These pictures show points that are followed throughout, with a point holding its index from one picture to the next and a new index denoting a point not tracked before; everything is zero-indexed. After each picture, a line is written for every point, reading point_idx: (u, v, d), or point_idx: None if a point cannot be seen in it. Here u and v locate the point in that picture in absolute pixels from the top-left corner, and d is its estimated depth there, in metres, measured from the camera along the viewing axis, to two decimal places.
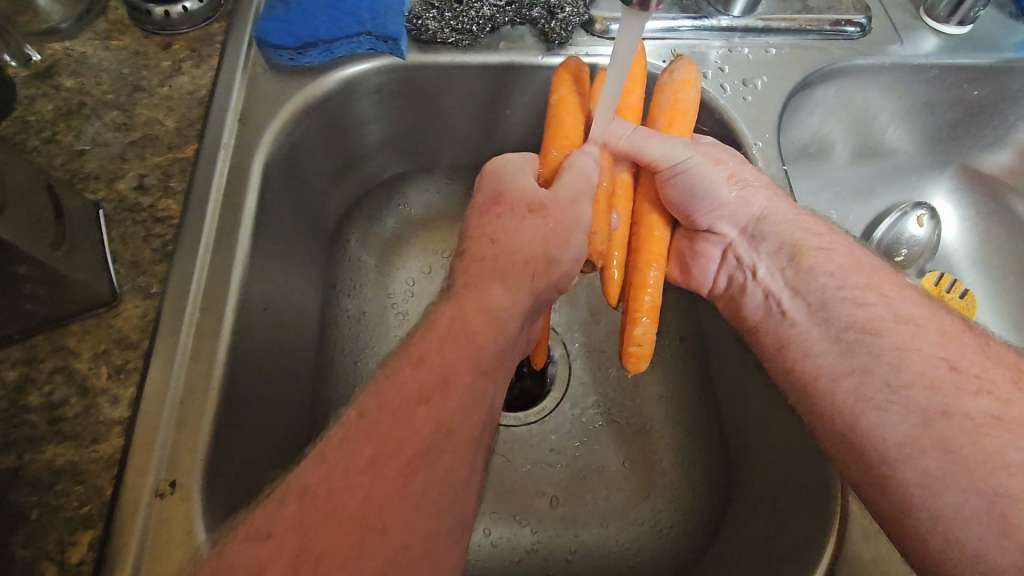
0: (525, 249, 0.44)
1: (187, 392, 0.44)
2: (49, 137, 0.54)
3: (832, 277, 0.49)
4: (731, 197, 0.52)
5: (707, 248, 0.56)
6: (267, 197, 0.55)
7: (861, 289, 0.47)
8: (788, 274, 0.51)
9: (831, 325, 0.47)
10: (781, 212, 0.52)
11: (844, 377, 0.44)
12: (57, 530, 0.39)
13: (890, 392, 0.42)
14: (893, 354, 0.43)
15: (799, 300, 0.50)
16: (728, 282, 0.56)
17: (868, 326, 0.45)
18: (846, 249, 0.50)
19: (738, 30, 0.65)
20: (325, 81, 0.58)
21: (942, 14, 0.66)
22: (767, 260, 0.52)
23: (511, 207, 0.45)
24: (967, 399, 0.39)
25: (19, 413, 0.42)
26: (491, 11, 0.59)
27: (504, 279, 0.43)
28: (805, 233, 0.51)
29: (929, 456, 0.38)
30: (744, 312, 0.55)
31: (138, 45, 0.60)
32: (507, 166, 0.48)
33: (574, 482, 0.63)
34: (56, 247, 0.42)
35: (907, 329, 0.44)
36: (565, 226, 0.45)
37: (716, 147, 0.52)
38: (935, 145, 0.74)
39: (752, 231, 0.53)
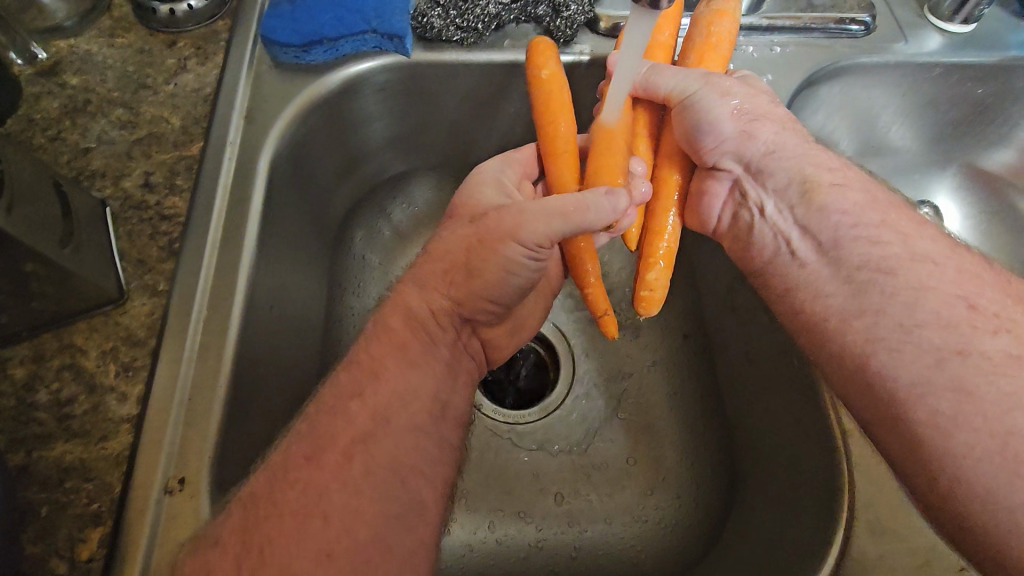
0: (449, 253, 0.46)
1: (194, 390, 0.44)
2: (54, 134, 0.53)
3: (845, 215, 0.47)
4: (738, 130, 0.50)
5: (713, 185, 0.54)
6: (273, 195, 0.54)
7: (877, 226, 0.45)
8: (797, 211, 0.49)
9: (841, 266, 0.46)
10: (789, 146, 0.50)
11: (854, 318, 0.43)
12: (66, 528, 0.39)
13: (897, 335, 0.41)
14: (907, 293, 0.42)
15: (808, 238, 0.48)
16: (733, 219, 0.54)
17: (883, 264, 0.44)
18: (859, 186, 0.48)
19: (742, 28, 0.65)
20: (329, 79, 0.58)
21: (946, 12, 0.66)
22: (774, 197, 0.51)
23: (460, 217, 0.49)
24: (984, 337, 0.38)
25: (26, 412, 0.42)
26: (497, 8, 0.58)
27: (422, 285, 0.46)
28: (816, 169, 0.49)
29: (941, 397, 0.37)
30: (751, 251, 0.53)
31: (142, 42, 0.60)
32: (481, 178, 0.53)
33: (579, 480, 0.63)
34: (64, 244, 0.42)
35: (925, 267, 0.43)
36: (491, 234, 0.44)
37: (728, 78, 0.51)
38: (937, 146, 0.74)
39: (759, 165, 0.51)
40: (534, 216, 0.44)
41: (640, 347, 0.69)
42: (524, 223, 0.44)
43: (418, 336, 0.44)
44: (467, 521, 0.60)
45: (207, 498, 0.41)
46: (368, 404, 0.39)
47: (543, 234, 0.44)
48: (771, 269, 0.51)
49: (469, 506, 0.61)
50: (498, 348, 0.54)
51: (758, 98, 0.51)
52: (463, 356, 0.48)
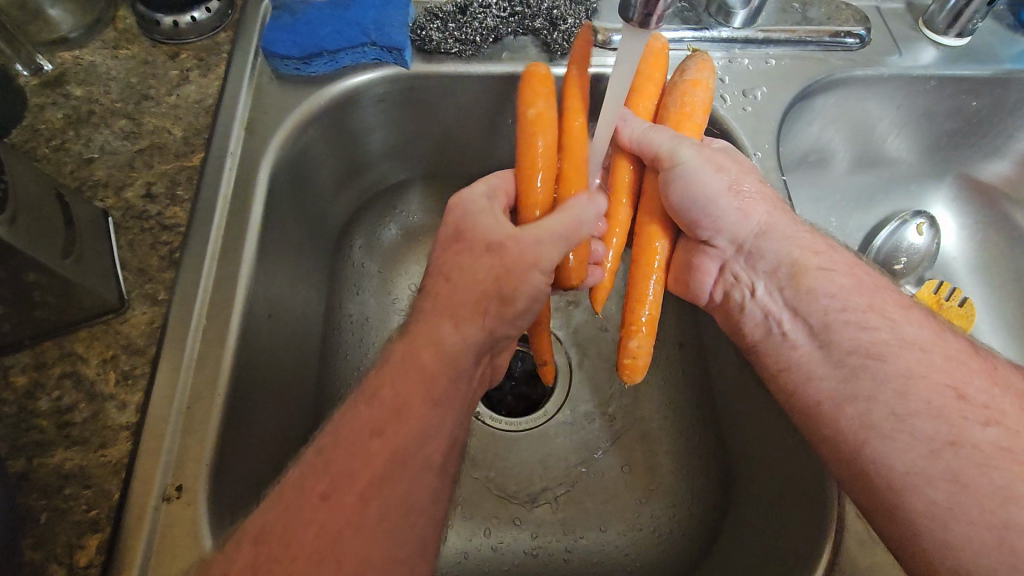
0: (478, 284, 0.44)
1: (192, 398, 0.45)
2: (58, 145, 0.54)
3: (833, 299, 0.48)
4: (731, 208, 0.51)
5: (704, 262, 0.56)
6: (273, 206, 0.55)
7: (865, 311, 0.46)
8: (787, 295, 0.50)
9: (832, 350, 0.46)
10: (781, 227, 0.51)
11: (847, 403, 0.44)
12: (65, 534, 0.39)
13: (889, 428, 0.41)
14: (898, 379, 0.42)
15: (799, 320, 0.49)
16: (724, 298, 0.55)
17: (872, 350, 0.44)
18: (846, 268, 0.49)
19: (738, 41, 0.66)
20: (329, 90, 0.59)
21: (940, 25, 0.66)
22: (764, 279, 0.52)
23: (471, 244, 0.45)
24: (976, 427, 0.39)
25: (27, 418, 0.43)
26: (495, 21, 0.60)
27: (456, 318, 0.43)
28: (805, 253, 0.50)
29: (938, 487, 0.38)
30: (741, 330, 0.54)
31: (146, 53, 0.61)
32: (474, 203, 0.48)
33: (574, 489, 0.63)
34: (66, 256, 0.43)
35: (914, 353, 0.43)
36: (520, 266, 0.44)
37: (722, 152, 0.52)
38: (933, 156, 0.74)
39: (750, 247, 0.52)
40: (555, 250, 0.45)
41: None
42: (549, 254, 0.45)
43: (448, 370, 0.42)
44: (463, 528, 0.61)
45: (204, 507, 0.42)
46: (389, 442, 0.38)
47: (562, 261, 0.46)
48: (761, 350, 0.52)
49: (464, 513, 0.61)
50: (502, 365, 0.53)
51: (750, 177, 0.52)
52: (479, 378, 0.47)
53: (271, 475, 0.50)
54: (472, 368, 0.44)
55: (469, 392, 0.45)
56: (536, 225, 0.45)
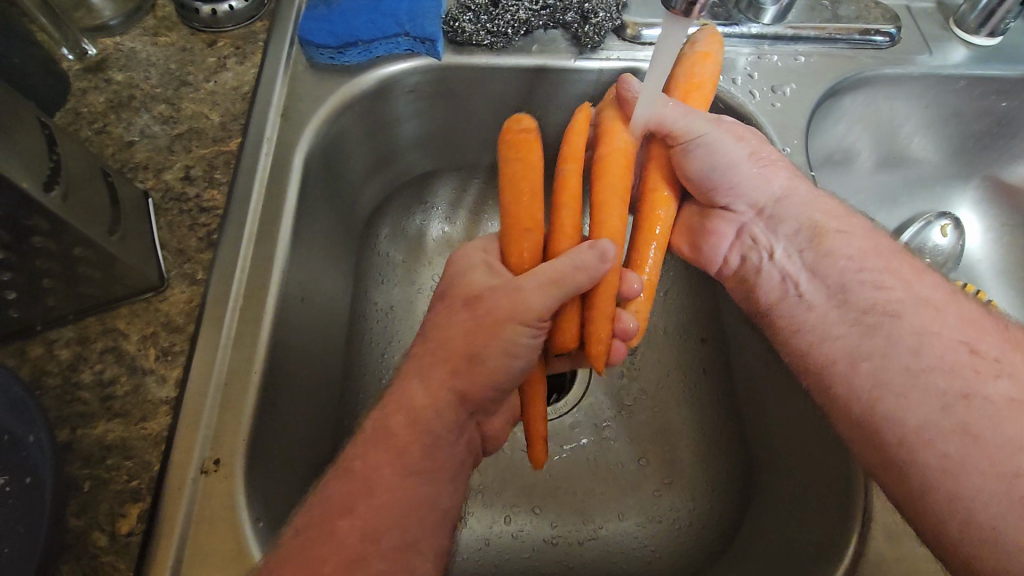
0: (450, 339, 0.44)
1: (229, 374, 0.46)
2: (100, 128, 0.56)
3: (851, 260, 0.48)
4: (752, 174, 0.52)
5: (720, 226, 0.56)
6: (306, 193, 0.56)
7: (881, 271, 0.47)
8: (806, 257, 0.51)
9: (849, 307, 0.47)
10: (800, 192, 0.52)
11: (862, 360, 0.44)
12: (107, 503, 0.41)
13: (903, 386, 0.41)
14: (912, 337, 0.42)
15: (817, 282, 0.49)
16: (741, 261, 0.56)
17: (888, 308, 0.45)
18: (864, 233, 0.50)
19: (767, 37, 0.66)
20: (363, 80, 0.60)
21: (972, 25, 0.66)
22: (784, 242, 0.52)
23: (452, 299, 0.47)
24: (986, 380, 0.39)
25: (71, 390, 0.44)
26: (527, 14, 0.60)
27: (425, 377, 0.44)
28: (825, 216, 0.51)
29: (949, 440, 0.37)
30: (757, 294, 0.54)
31: (185, 41, 0.62)
32: (465, 261, 0.50)
33: (594, 479, 0.63)
34: (110, 232, 0.44)
35: (928, 312, 0.43)
36: (493, 318, 0.43)
37: (738, 125, 0.53)
38: (960, 156, 0.74)
39: (770, 212, 0.53)
40: (537, 296, 0.44)
41: (650, 351, 0.70)
42: (526, 301, 0.44)
43: (421, 439, 0.42)
44: (483, 516, 0.61)
45: (240, 482, 0.43)
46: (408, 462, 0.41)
47: (545, 309, 0.44)
48: (775, 313, 0.52)
49: (485, 501, 0.62)
50: (492, 431, 0.51)
51: (766, 146, 0.54)
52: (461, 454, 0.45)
53: (300, 454, 0.51)
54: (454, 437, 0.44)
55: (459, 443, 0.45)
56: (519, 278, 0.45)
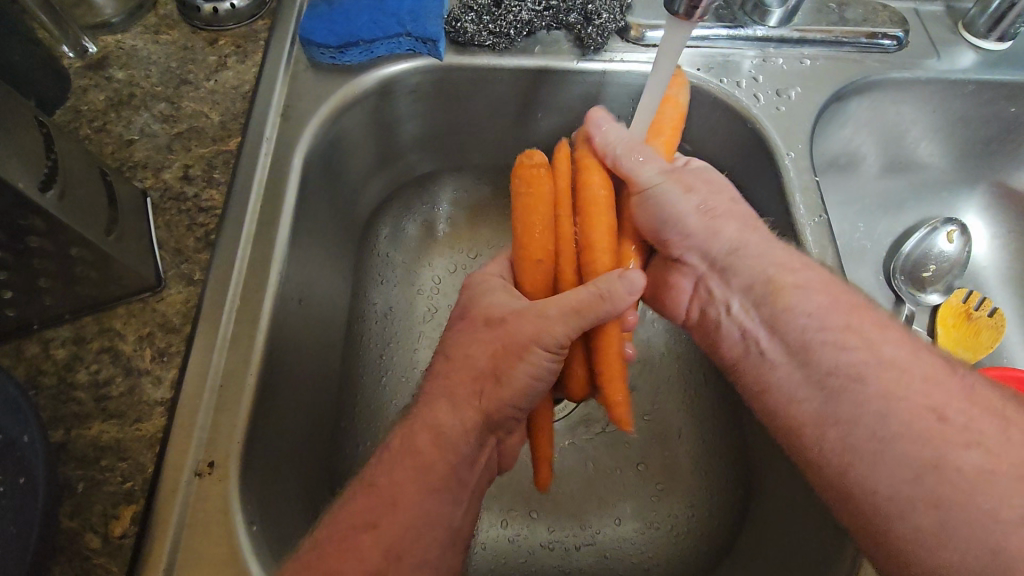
0: (476, 362, 0.45)
1: (226, 375, 0.46)
2: (99, 126, 0.56)
3: (811, 318, 0.44)
4: (700, 228, 0.50)
5: (679, 280, 0.54)
6: (306, 192, 0.56)
7: (841, 330, 0.43)
8: (763, 312, 0.46)
9: (812, 370, 0.42)
10: (752, 244, 0.49)
11: (829, 426, 0.40)
12: (100, 504, 0.40)
13: (873, 451, 0.38)
14: (878, 402, 0.39)
15: (777, 339, 0.45)
16: (701, 313, 0.53)
17: (853, 371, 0.41)
18: (822, 286, 0.45)
19: (773, 40, 0.65)
20: (365, 80, 0.60)
21: (981, 29, 0.65)
22: (739, 296, 0.48)
23: (473, 319, 0.47)
24: (956, 450, 0.35)
25: (66, 390, 0.44)
26: (530, 15, 0.59)
27: (456, 401, 0.44)
28: (780, 271, 0.47)
29: (924, 513, 0.34)
30: (721, 348, 0.51)
31: (185, 39, 0.62)
32: (481, 283, 0.51)
33: (592, 483, 0.63)
34: (108, 232, 0.44)
35: (893, 374, 0.39)
36: (517, 341, 0.44)
37: (693, 175, 0.52)
38: (966, 162, 0.73)
39: (721, 264, 0.50)
40: (559, 324, 0.44)
41: (650, 356, 0.70)
42: (550, 330, 0.44)
43: (446, 456, 0.42)
44: (480, 519, 0.61)
45: (235, 484, 0.43)
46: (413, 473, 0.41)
47: (565, 337, 0.45)
48: (742, 369, 0.48)
49: (482, 504, 0.62)
50: (508, 455, 0.51)
51: (719, 196, 0.51)
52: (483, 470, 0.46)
53: (296, 455, 0.51)
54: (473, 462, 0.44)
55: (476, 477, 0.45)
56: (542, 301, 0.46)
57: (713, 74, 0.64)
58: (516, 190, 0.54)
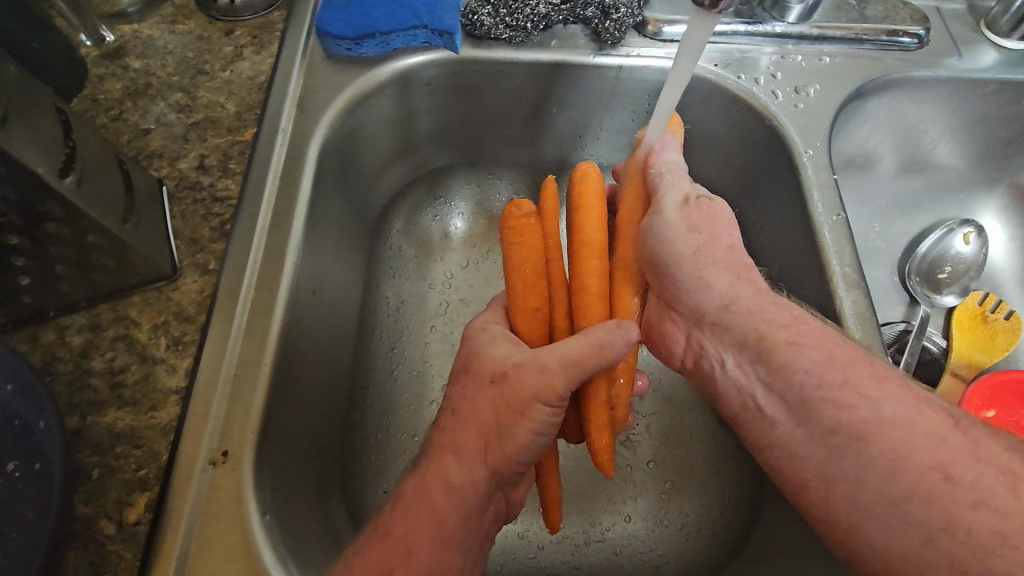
0: (479, 415, 0.43)
1: (240, 365, 0.46)
2: (116, 115, 0.55)
3: (809, 376, 0.39)
4: (691, 277, 0.46)
5: (671, 328, 0.50)
6: (320, 184, 0.56)
7: (841, 388, 0.38)
8: (758, 370, 0.42)
9: (813, 428, 0.39)
10: (746, 299, 0.44)
11: (835, 484, 0.37)
12: (114, 491, 0.40)
13: (882, 509, 0.35)
14: (884, 462, 0.35)
15: (774, 397, 0.41)
16: (695, 365, 0.48)
17: (855, 429, 0.37)
18: (816, 338, 0.41)
19: (792, 37, 0.64)
20: (381, 72, 0.60)
21: (1004, 28, 0.65)
22: (733, 352, 0.44)
23: (477, 374, 0.45)
24: (960, 511, 0.32)
25: (82, 377, 0.44)
26: (547, 8, 0.59)
27: (461, 453, 0.43)
28: (773, 327, 0.42)
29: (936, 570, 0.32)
30: (719, 402, 0.46)
31: (202, 29, 0.62)
32: (483, 337, 0.48)
33: (603, 481, 0.63)
34: (124, 220, 0.44)
35: (897, 433, 0.35)
36: (520, 398, 0.42)
37: (693, 214, 0.47)
38: (984, 164, 0.72)
39: (715, 319, 0.45)
40: (562, 377, 0.43)
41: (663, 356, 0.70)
42: (552, 383, 0.42)
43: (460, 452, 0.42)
44: None
45: (249, 473, 0.43)
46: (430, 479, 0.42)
47: (567, 389, 0.43)
48: (741, 425, 0.44)
49: None
50: (517, 501, 0.50)
51: (716, 242, 0.47)
52: (488, 521, 0.44)
53: (308, 446, 0.50)
54: (484, 507, 0.43)
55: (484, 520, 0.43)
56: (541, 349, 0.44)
57: (731, 70, 0.63)
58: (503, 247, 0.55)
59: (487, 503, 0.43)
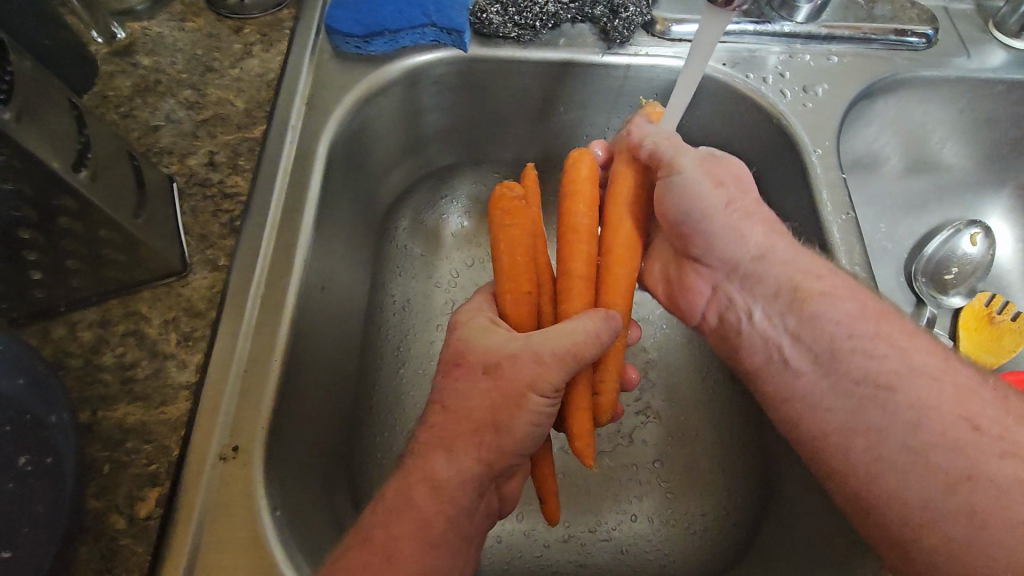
0: (473, 412, 0.42)
1: (250, 361, 0.46)
2: (126, 111, 0.56)
3: (839, 325, 0.43)
4: (724, 229, 0.48)
5: (696, 282, 0.53)
6: (329, 181, 0.56)
7: (871, 339, 0.42)
8: (788, 321, 0.45)
9: (840, 380, 0.42)
10: (779, 250, 0.47)
11: (859, 442, 0.40)
12: (125, 486, 0.40)
13: (905, 466, 0.37)
14: (911, 413, 0.38)
15: (801, 348, 0.45)
16: (719, 319, 0.52)
17: (881, 379, 0.40)
18: (849, 292, 0.44)
19: (800, 36, 0.64)
20: (391, 69, 0.60)
21: (1011, 29, 0.65)
22: (762, 304, 0.47)
23: (470, 368, 0.44)
24: (989, 459, 0.35)
25: (92, 372, 0.44)
26: (555, 7, 0.60)
27: (450, 450, 0.42)
28: (807, 277, 0.45)
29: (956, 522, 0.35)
30: (740, 355, 0.50)
31: (212, 27, 0.62)
32: (472, 325, 0.47)
33: (609, 481, 0.63)
34: (136, 215, 0.44)
35: (925, 384, 0.39)
36: (516, 390, 0.42)
37: (717, 164, 0.49)
38: (991, 164, 0.72)
39: (746, 271, 0.48)
40: (556, 367, 0.43)
41: (669, 356, 0.70)
42: (547, 375, 0.43)
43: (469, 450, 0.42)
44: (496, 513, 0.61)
45: (260, 469, 0.43)
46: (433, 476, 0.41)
47: (560, 380, 0.44)
48: (762, 378, 0.48)
49: None
50: (510, 497, 0.50)
51: (745, 197, 0.49)
52: (478, 521, 0.44)
53: (317, 443, 0.51)
54: (474, 506, 0.42)
55: (474, 518, 0.43)
56: (532, 337, 0.44)
57: (740, 69, 0.63)
58: (492, 231, 0.53)
59: (480, 499, 0.43)
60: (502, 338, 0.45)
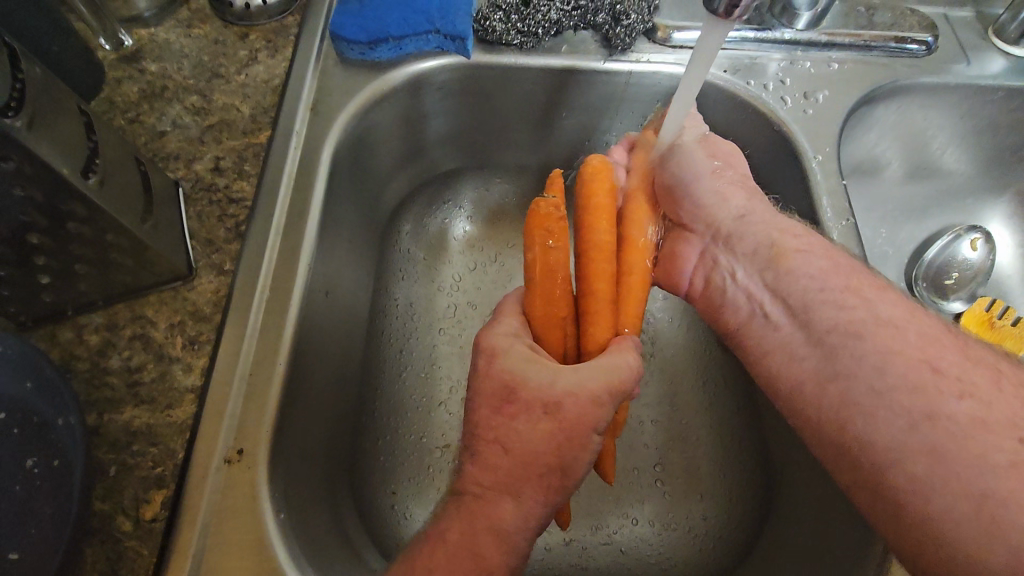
0: (537, 454, 0.42)
1: (256, 364, 0.46)
2: (133, 117, 0.56)
3: (813, 279, 0.45)
4: (710, 192, 0.53)
5: (685, 249, 0.55)
6: (333, 186, 0.56)
7: (842, 291, 0.43)
8: (766, 277, 0.48)
9: (813, 329, 0.44)
10: (757, 214, 0.51)
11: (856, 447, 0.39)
12: (132, 488, 0.41)
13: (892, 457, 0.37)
14: (877, 357, 0.39)
15: (780, 303, 0.46)
16: (705, 282, 0.54)
17: (849, 329, 0.41)
18: (823, 251, 0.46)
19: (800, 43, 0.65)
20: (395, 75, 0.60)
21: (1011, 36, 0.65)
22: (743, 263, 0.50)
23: (526, 406, 0.43)
24: (948, 400, 0.36)
25: (100, 375, 0.45)
26: (558, 15, 0.59)
27: (517, 493, 0.42)
28: (784, 236, 0.48)
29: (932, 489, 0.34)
30: (723, 314, 0.52)
31: (217, 33, 0.62)
32: (516, 354, 0.45)
33: (611, 486, 0.63)
34: (144, 219, 0.45)
35: (888, 332, 0.40)
36: (580, 430, 0.43)
37: (709, 144, 0.55)
38: (992, 170, 0.73)
39: (726, 231, 0.51)
40: (609, 406, 0.44)
41: (672, 360, 0.70)
42: (606, 415, 0.44)
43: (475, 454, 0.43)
44: None
45: (264, 471, 0.43)
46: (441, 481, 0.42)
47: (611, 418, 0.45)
48: (744, 333, 0.49)
49: None
50: None
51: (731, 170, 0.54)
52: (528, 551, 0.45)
53: (320, 447, 0.51)
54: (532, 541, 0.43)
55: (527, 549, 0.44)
56: (585, 374, 0.44)
57: (740, 76, 0.64)
58: (530, 251, 0.56)
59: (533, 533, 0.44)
60: (555, 374, 0.44)
